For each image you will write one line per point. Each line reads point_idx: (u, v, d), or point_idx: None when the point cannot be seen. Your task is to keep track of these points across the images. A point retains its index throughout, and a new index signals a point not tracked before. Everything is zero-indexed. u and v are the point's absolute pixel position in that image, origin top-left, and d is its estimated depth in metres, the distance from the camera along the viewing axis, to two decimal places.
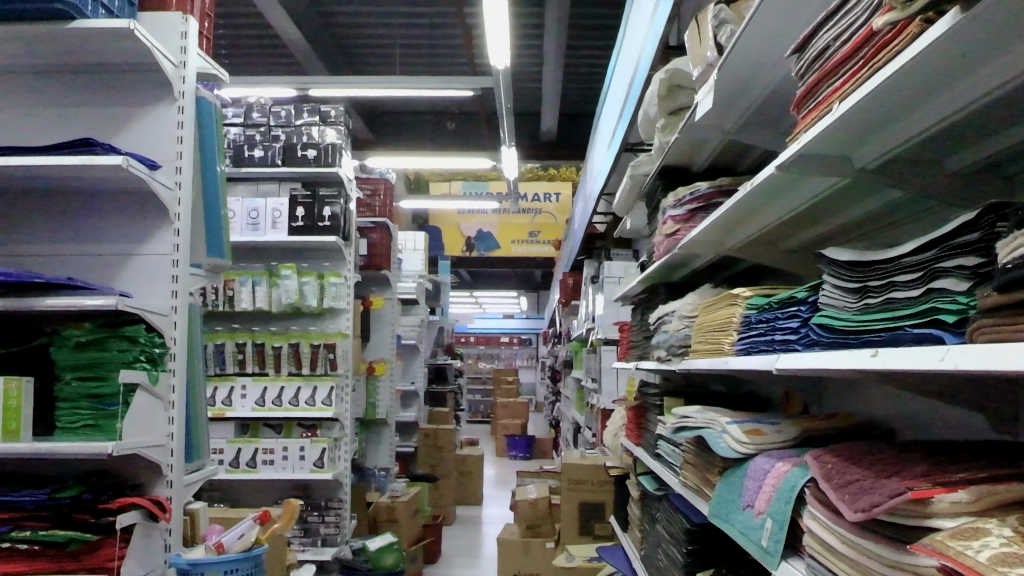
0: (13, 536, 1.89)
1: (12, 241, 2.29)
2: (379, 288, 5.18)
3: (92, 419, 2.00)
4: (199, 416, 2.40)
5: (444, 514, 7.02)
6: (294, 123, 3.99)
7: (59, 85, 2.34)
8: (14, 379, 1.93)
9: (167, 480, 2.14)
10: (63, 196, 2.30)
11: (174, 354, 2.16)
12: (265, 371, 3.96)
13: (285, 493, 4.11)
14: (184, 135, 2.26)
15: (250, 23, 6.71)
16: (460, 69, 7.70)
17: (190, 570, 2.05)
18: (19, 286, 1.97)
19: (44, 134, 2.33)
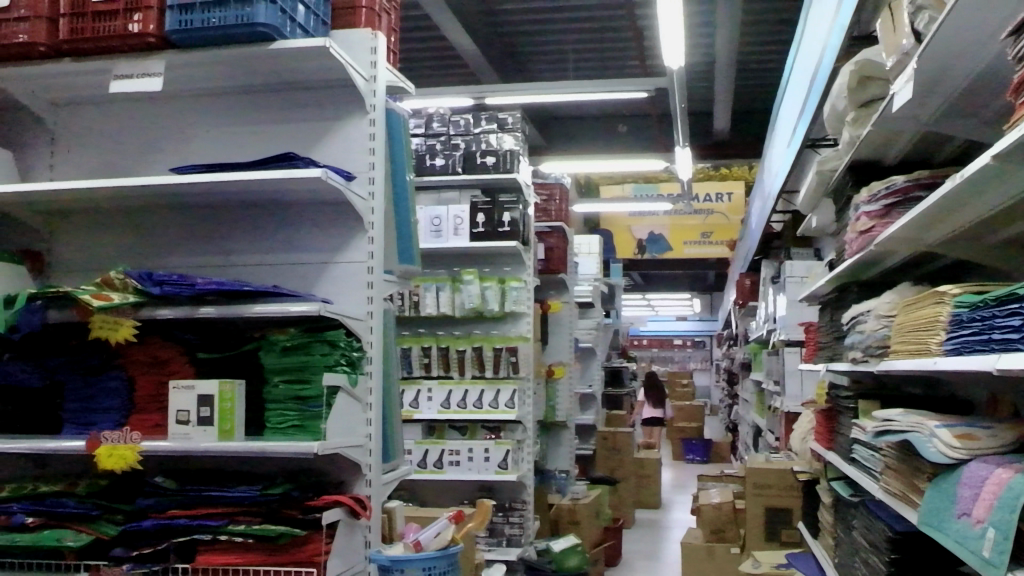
0: (229, 530, 2.02)
1: (217, 251, 2.42)
2: (555, 292, 5.27)
3: (298, 420, 2.10)
4: (394, 419, 2.48)
5: (625, 518, 7.00)
6: (473, 132, 4.10)
7: (259, 104, 2.47)
8: (228, 381, 2.06)
9: (366, 479, 2.23)
10: (262, 207, 2.41)
11: (371, 357, 2.24)
12: (449, 375, 4.06)
13: (471, 493, 4.20)
14: (376, 147, 2.35)
15: (426, 36, 6.89)
16: (631, 71, 7.67)
17: (390, 568, 2.13)
18: (230, 295, 2.09)
19: (246, 151, 2.47)
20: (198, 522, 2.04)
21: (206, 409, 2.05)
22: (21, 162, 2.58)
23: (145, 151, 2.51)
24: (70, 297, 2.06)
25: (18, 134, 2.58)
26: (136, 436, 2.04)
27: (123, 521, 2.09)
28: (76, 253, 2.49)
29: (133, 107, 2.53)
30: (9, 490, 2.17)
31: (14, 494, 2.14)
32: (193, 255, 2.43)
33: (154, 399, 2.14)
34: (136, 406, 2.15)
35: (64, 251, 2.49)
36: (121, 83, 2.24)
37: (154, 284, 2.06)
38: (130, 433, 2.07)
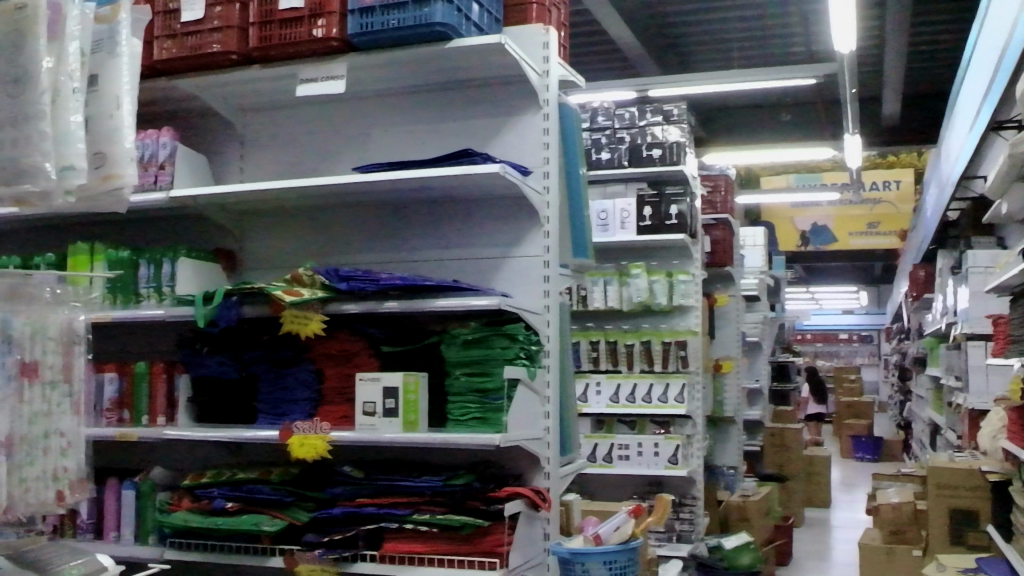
0: (415, 519, 2.07)
1: (398, 248, 2.47)
2: (723, 284, 5.16)
3: (479, 412, 2.13)
4: (571, 412, 2.48)
5: (794, 516, 6.81)
6: (638, 125, 4.04)
7: (435, 102, 2.51)
8: (411, 373, 2.11)
9: (545, 472, 2.23)
10: (441, 204, 2.45)
11: (549, 351, 2.24)
12: (618, 369, 4.04)
13: (640, 488, 4.17)
14: (550, 141, 2.36)
15: (585, 30, 6.87)
16: (796, 58, 7.44)
17: (571, 560, 2.14)
18: (412, 290, 2.14)
19: (425, 149, 2.52)
20: (385, 510, 2.09)
21: (391, 401, 2.11)
22: (215, 165, 2.71)
23: (330, 151, 2.60)
24: (263, 293, 2.15)
25: (212, 139, 2.72)
26: (326, 427, 2.11)
27: (314, 508, 2.16)
28: (266, 250, 2.59)
29: (316, 110, 2.62)
30: (209, 475, 2.27)
31: (214, 478, 2.25)
32: (375, 251, 2.49)
33: (342, 391, 2.21)
34: (325, 398, 2.23)
35: (254, 249, 2.60)
36: (306, 86, 2.32)
37: (341, 280, 2.13)
38: (321, 423, 2.15)
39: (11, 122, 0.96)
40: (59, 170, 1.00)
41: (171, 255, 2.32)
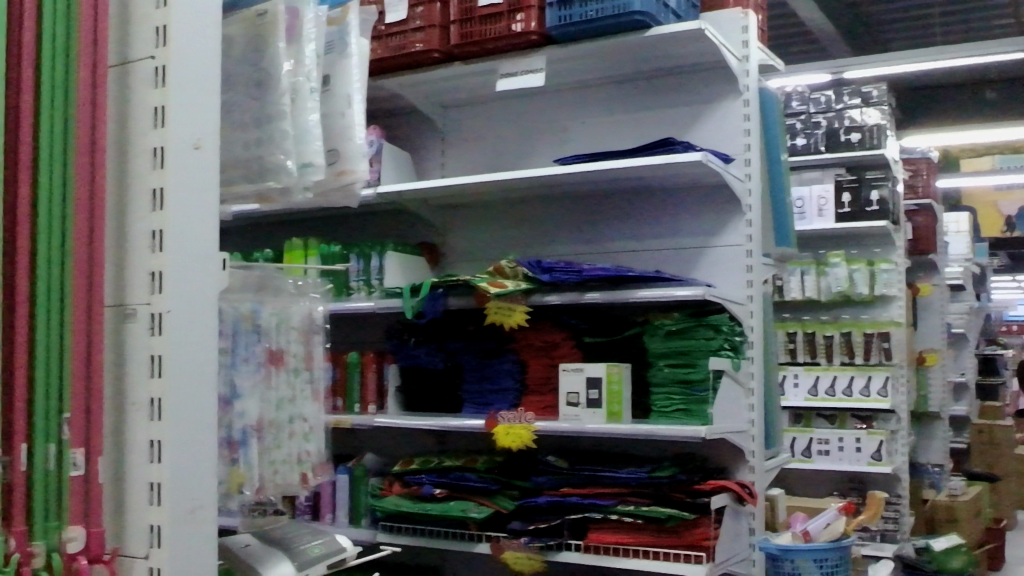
0: (619, 509, 2.06)
1: (596, 239, 2.47)
2: (927, 273, 4.90)
3: (683, 404, 2.11)
4: (775, 406, 2.41)
5: (1007, 518, 6.41)
6: (835, 108, 3.88)
7: (631, 92, 2.49)
8: (615, 364, 2.10)
9: (750, 465, 2.18)
10: (638, 194, 2.43)
11: (752, 341, 2.18)
12: (816, 361, 3.91)
13: (841, 484, 4.02)
14: (751, 127, 2.30)
15: (775, 13, 6.67)
16: (1004, 32, 6.98)
17: (779, 557, 2.08)
18: (615, 280, 2.13)
19: (622, 140, 2.50)
20: (590, 501, 2.09)
21: (594, 391, 2.11)
22: (418, 160, 2.79)
23: (527, 145, 2.63)
24: (468, 285, 2.19)
25: (414, 135, 2.80)
26: (531, 417, 2.14)
27: (519, 496, 2.19)
28: (467, 244, 2.65)
29: (514, 103, 2.65)
30: (418, 462, 2.34)
31: (423, 465, 2.31)
32: (574, 243, 2.50)
33: (545, 381, 2.23)
34: (529, 388, 2.26)
35: (456, 243, 2.66)
36: (507, 81, 2.35)
37: (544, 271, 2.15)
38: (525, 413, 2.18)
39: (255, 124, 1.02)
40: (299, 167, 1.04)
41: (379, 249, 2.41)
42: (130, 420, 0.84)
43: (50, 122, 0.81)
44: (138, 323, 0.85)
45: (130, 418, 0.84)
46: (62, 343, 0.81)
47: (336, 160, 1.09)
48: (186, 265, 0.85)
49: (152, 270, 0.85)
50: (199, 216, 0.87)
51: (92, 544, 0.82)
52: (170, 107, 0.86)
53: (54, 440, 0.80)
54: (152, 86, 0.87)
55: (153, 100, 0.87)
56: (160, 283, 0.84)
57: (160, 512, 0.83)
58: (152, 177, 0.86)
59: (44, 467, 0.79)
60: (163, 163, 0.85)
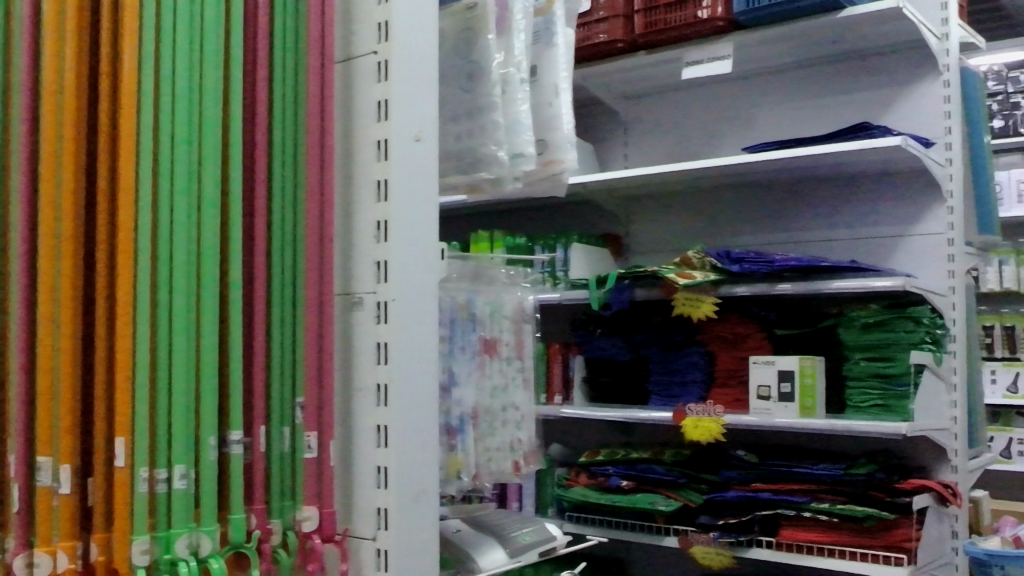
0: (813, 507, 1.98)
1: (786, 229, 2.41)
2: None
3: (881, 399, 2.01)
4: (978, 405, 2.28)
5: None
6: None
7: (822, 77, 2.41)
8: (808, 357, 2.03)
9: (952, 465, 2.07)
10: (831, 182, 2.34)
11: (955, 335, 2.07)
12: None
13: None
14: (952, 110, 2.18)
15: None
16: None
17: (988, 562, 1.96)
18: (807, 270, 2.05)
19: (812, 126, 2.42)
20: (783, 497, 2.03)
21: (786, 384, 2.05)
22: (600, 152, 2.79)
23: (712, 134, 2.58)
24: (655, 276, 2.17)
25: (597, 127, 2.80)
26: (719, 409, 2.10)
27: (707, 490, 2.15)
28: (651, 235, 2.63)
29: (699, 92, 2.60)
30: (604, 454, 2.34)
31: (610, 457, 2.31)
32: (762, 233, 2.44)
33: (734, 373, 2.18)
34: (717, 380, 2.21)
35: (639, 233, 2.65)
36: (693, 69, 2.30)
37: (733, 262, 2.09)
38: (714, 405, 2.14)
39: (467, 116, 1.04)
40: (512, 157, 1.04)
41: (564, 241, 2.41)
42: (358, 405, 0.87)
43: (282, 120, 0.86)
44: (365, 310, 0.87)
45: (358, 403, 0.87)
46: (296, 331, 0.85)
47: (545, 150, 1.10)
48: (409, 253, 0.87)
49: (377, 259, 0.87)
50: (420, 206, 0.89)
51: (325, 525, 0.85)
52: (393, 100, 0.88)
53: (288, 423, 0.84)
54: (375, 80, 0.89)
55: (377, 94, 0.89)
56: (385, 272, 0.86)
57: (387, 496, 0.84)
58: (376, 169, 0.88)
59: (279, 448, 0.83)
60: (388, 155, 0.87)
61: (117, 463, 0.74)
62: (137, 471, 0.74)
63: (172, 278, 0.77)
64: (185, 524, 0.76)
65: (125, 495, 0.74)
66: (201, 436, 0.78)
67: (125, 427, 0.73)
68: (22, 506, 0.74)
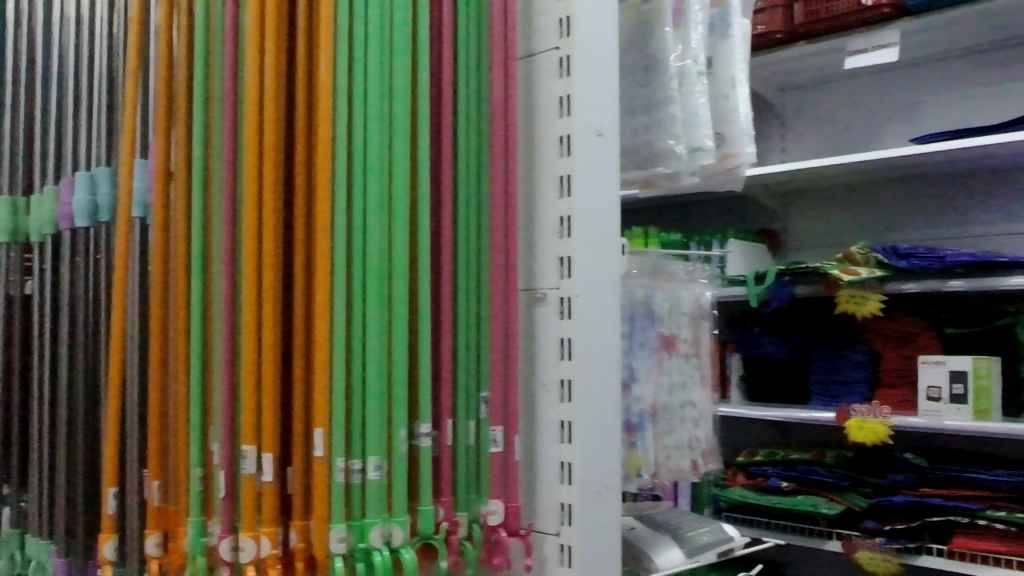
0: (988, 515, 1.86)
1: (955, 223, 2.30)
2: None
3: None
4: None
5: None
6: None
7: (994, 64, 2.27)
8: (983, 358, 1.90)
9: None
10: (1004, 174, 2.22)
11: None
12: None
13: None
14: None
15: None
16: None
17: None
18: (982, 267, 1.93)
19: (983, 116, 2.29)
20: (955, 503, 1.91)
21: (959, 386, 1.93)
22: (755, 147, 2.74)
23: (873, 126, 2.49)
24: (818, 272, 2.13)
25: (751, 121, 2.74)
26: (886, 411, 2.02)
27: (872, 494, 2.07)
28: (808, 229, 2.57)
29: (860, 83, 2.51)
30: (762, 454, 2.32)
31: (768, 457, 2.28)
32: (928, 228, 2.34)
33: (902, 373, 2.08)
34: (883, 381, 2.12)
35: (797, 228, 2.59)
36: (856, 60, 2.18)
37: (901, 258, 1.99)
38: (879, 406, 2.05)
39: (643, 109, 1.03)
40: (689, 151, 1.03)
41: (720, 235, 2.37)
42: (541, 401, 0.87)
43: (467, 117, 0.87)
44: (549, 306, 0.88)
45: (541, 398, 0.87)
46: (480, 325, 0.85)
47: (722, 143, 1.08)
48: (593, 248, 0.87)
49: (560, 255, 0.87)
50: (603, 200, 0.88)
51: (510, 519, 0.84)
52: (576, 95, 0.87)
53: (474, 417, 0.85)
54: (557, 76, 0.89)
55: (559, 90, 0.89)
56: (569, 268, 0.86)
57: (571, 492, 0.84)
58: (559, 164, 0.88)
59: (465, 442, 0.84)
60: (570, 151, 0.87)
61: (317, 454, 0.75)
62: (335, 462, 0.76)
63: (366, 271, 0.78)
64: (378, 514, 0.77)
65: (324, 485, 0.75)
66: (393, 428, 0.79)
67: (324, 418, 0.75)
68: (228, 493, 0.77)
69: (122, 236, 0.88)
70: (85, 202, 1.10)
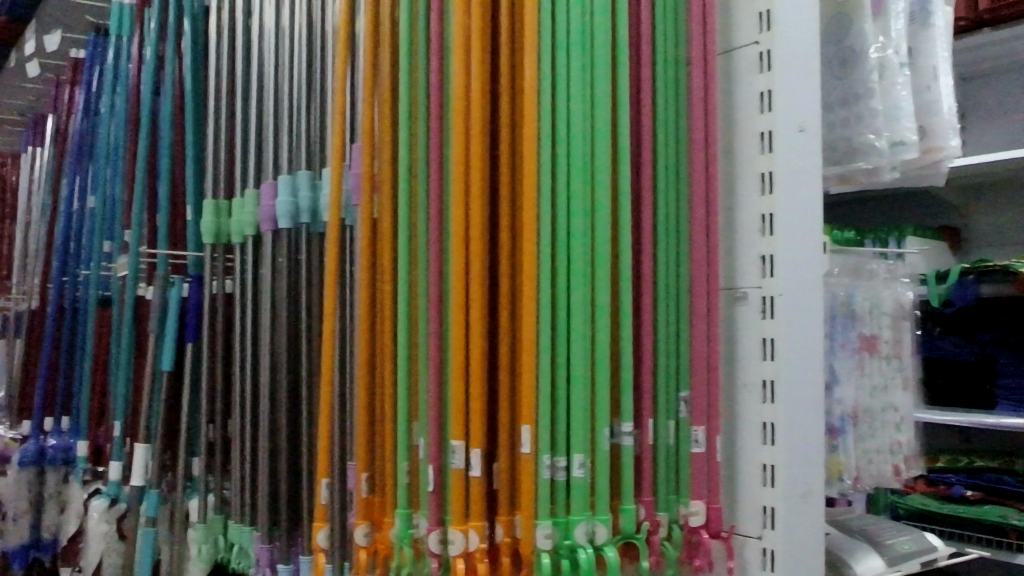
0: None
1: None
2: None
3: None
4: None
5: None
6: None
7: None
8: None
9: None
10: None
11: None
12: None
13: None
14: None
15: None
16: None
17: None
18: None
19: None
20: None
21: None
22: None
23: None
24: (1003, 271, 2.01)
25: None
26: None
27: None
28: (994, 226, 2.43)
29: None
30: (944, 461, 2.22)
31: (950, 464, 2.19)
32: None
33: None
34: None
35: (980, 225, 2.47)
36: None
37: None
38: None
39: (841, 103, 1.03)
40: (891, 146, 1.01)
41: (897, 233, 2.27)
42: (744, 402, 0.86)
43: (665, 116, 0.87)
44: (751, 306, 0.86)
45: (744, 398, 0.86)
46: (680, 326, 0.85)
47: (925, 136, 1.08)
48: (798, 246, 0.85)
49: (763, 253, 0.85)
50: (808, 196, 0.86)
51: (712, 520, 0.84)
52: (777, 89, 0.85)
53: (673, 417, 0.84)
54: (758, 71, 0.88)
55: (760, 85, 0.87)
56: (772, 267, 0.84)
57: (774, 494, 0.83)
58: (761, 161, 0.86)
59: (666, 440, 0.84)
60: (772, 147, 0.85)
61: (523, 449, 0.76)
62: (541, 458, 0.76)
63: (569, 268, 0.79)
64: (582, 511, 0.77)
65: (530, 480, 0.76)
66: (595, 426, 0.79)
67: (531, 415, 0.76)
68: (436, 486, 0.79)
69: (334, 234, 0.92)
70: (287, 204, 1.17)
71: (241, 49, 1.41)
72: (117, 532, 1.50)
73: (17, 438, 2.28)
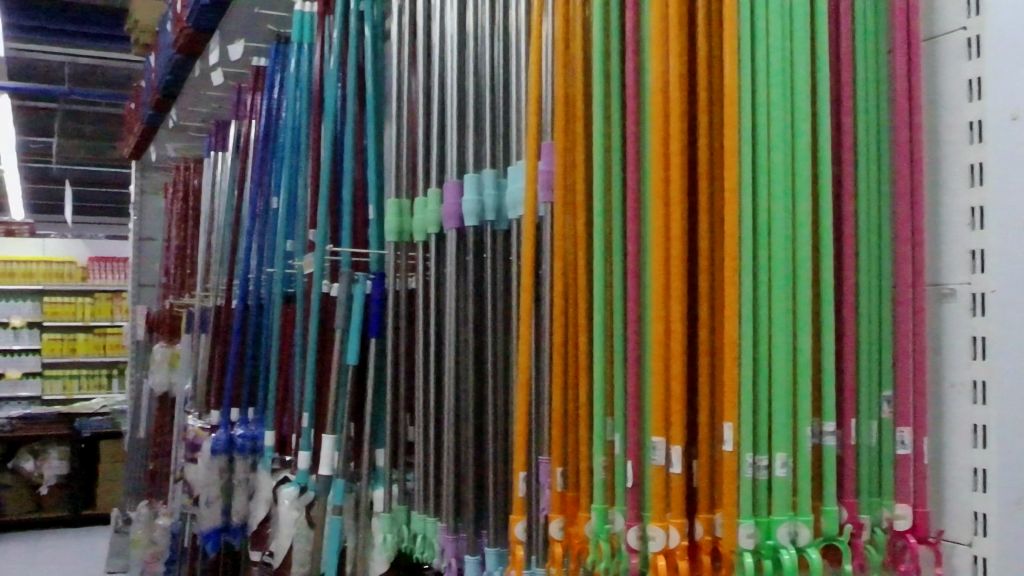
0: None
1: None
2: None
3: None
4: None
5: None
6: None
7: None
8: None
9: None
10: None
11: None
12: None
13: None
14: None
15: None
16: None
17: None
18: None
19: None
20: None
21: None
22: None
23: None
24: None
25: None
26: None
27: None
28: None
29: None
30: None
31: None
32: None
33: None
34: None
35: None
36: None
37: None
38: None
39: None
40: None
41: None
42: (953, 403, 0.83)
43: (866, 105, 0.84)
44: (959, 303, 0.83)
45: (951, 399, 0.83)
46: (883, 323, 0.82)
47: None
48: (1012, 243, 0.81)
49: (972, 248, 0.82)
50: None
51: (920, 524, 0.81)
52: (988, 76, 0.81)
53: (876, 417, 0.82)
54: (966, 58, 0.84)
55: (968, 72, 0.83)
56: (982, 262, 0.81)
57: (987, 500, 0.79)
58: (971, 151, 0.83)
59: (868, 442, 0.82)
60: (982, 137, 0.82)
61: (726, 447, 0.76)
62: (744, 457, 0.75)
63: (771, 262, 0.77)
64: (785, 512, 0.76)
65: (732, 478, 0.75)
66: (798, 425, 0.78)
67: (733, 413, 0.75)
68: (635, 482, 0.80)
69: (529, 231, 0.94)
70: (474, 203, 1.21)
71: (418, 46, 1.44)
72: (307, 519, 1.57)
73: (206, 428, 2.42)
